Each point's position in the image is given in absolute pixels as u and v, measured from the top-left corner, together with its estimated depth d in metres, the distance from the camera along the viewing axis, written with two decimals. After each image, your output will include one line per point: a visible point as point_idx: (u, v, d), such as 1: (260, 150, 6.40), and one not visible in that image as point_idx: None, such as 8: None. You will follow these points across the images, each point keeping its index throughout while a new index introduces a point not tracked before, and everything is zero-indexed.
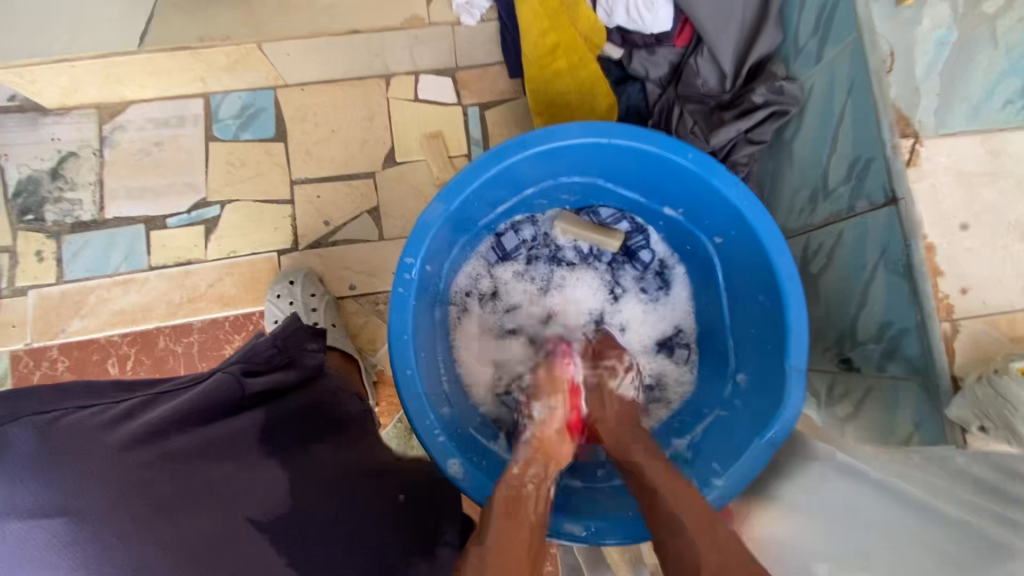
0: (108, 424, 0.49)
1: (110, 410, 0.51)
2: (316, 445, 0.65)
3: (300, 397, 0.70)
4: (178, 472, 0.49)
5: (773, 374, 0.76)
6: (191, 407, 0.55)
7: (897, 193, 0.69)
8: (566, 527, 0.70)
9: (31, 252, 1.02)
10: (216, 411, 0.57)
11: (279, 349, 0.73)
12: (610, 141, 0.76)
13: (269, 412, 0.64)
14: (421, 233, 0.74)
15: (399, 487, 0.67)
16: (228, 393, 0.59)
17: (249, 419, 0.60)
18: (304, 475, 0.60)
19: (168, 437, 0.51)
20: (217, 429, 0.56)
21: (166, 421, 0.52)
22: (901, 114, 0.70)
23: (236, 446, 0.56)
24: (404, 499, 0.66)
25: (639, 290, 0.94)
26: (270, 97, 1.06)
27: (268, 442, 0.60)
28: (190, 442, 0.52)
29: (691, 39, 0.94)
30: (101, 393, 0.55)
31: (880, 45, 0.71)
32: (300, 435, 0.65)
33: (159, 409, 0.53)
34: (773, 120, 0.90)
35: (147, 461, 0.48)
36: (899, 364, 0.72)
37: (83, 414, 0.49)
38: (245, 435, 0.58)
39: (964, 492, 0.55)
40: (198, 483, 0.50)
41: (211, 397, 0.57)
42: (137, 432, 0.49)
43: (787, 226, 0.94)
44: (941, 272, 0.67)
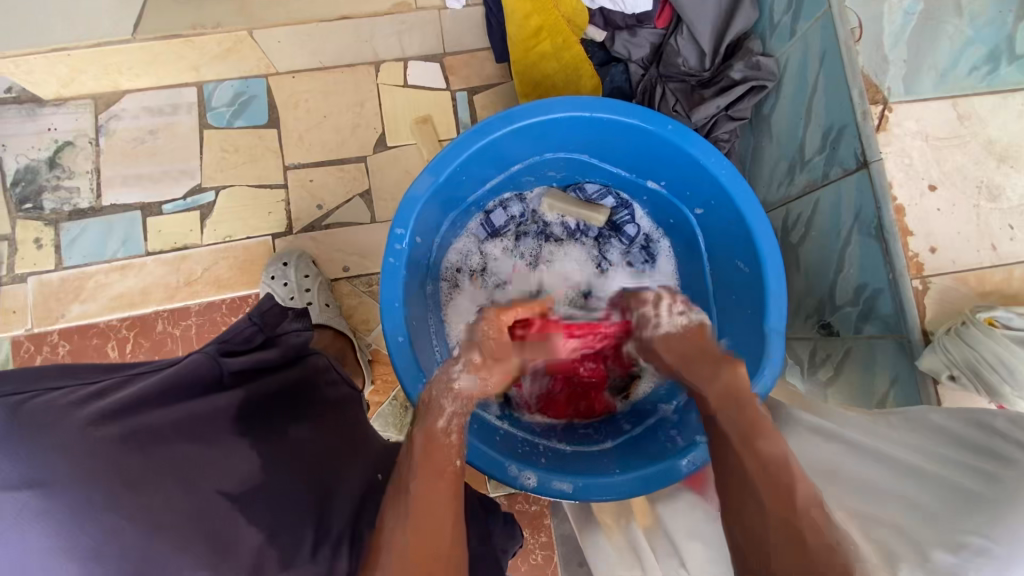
0: (76, 403, 0.50)
1: (81, 392, 0.51)
2: (296, 430, 0.70)
3: (279, 377, 0.73)
4: (148, 448, 0.51)
5: (754, 337, 0.78)
6: (167, 387, 0.56)
7: (868, 157, 0.72)
8: (555, 484, 0.71)
9: (29, 240, 1.04)
10: (193, 390, 0.60)
11: (259, 327, 0.76)
12: (592, 115, 0.78)
13: (247, 392, 0.67)
14: (409, 206, 0.77)
15: (376, 469, 0.77)
16: (204, 373, 0.62)
17: (226, 400, 0.63)
18: (270, 455, 0.63)
19: (140, 413, 0.53)
20: (190, 407, 0.58)
21: (139, 398, 0.53)
22: (869, 80, 0.73)
23: (210, 423, 0.59)
24: (380, 478, 0.75)
25: (626, 263, 0.97)
26: (263, 85, 1.08)
27: (241, 423, 0.63)
28: (164, 419, 0.54)
29: (670, 20, 0.98)
30: (76, 372, 0.55)
31: (849, 17, 0.74)
32: (275, 416, 0.69)
33: (134, 387, 0.55)
34: (754, 95, 0.92)
35: (118, 437, 0.49)
36: (875, 324, 0.75)
37: (53, 394, 0.49)
38: (219, 415, 0.60)
39: (948, 453, 0.57)
40: (167, 457, 0.52)
41: (187, 377, 0.59)
42: (107, 410, 0.50)
43: (769, 199, 0.96)
44: (910, 232, 0.70)
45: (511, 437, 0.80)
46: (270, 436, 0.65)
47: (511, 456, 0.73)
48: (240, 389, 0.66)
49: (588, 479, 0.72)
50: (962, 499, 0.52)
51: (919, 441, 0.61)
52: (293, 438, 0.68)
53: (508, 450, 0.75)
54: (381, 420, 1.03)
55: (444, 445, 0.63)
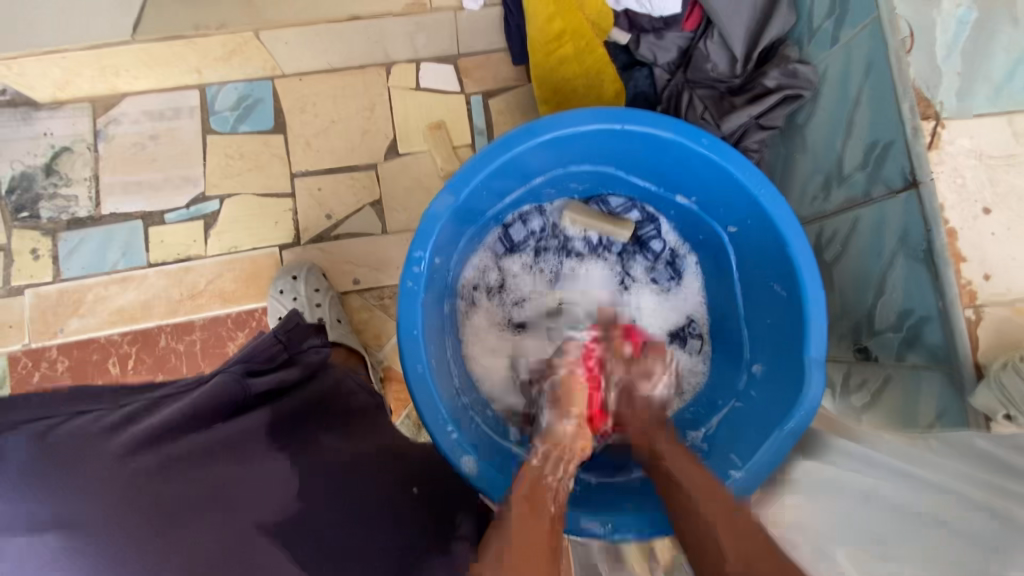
0: (106, 430, 0.47)
1: (110, 417, 0.49)
2: (327, 437, 0.65)
3: (300, 393, 0.70)
4: (184, 476, 0.48)
5: (791, 365, 0.74)
6: (197, 409, 0.54)
7: (918, 177, 0.67)
8: (583, 523, 0.69)
9: (26, 250, 0.99)
10: (218, 412, 0.57)
11: (284, 344, 0.75)
12: (621, 127, 0.74)
13: (274, 409, 0.64)
14: (429, 226, 0.72)
15: (412, 481, 0.66)
16: (229, 394, 0.60)
17: (253, 419, 0.60)
18: (309, 471, 0.58)
19: (169, 441, 0.50)
20: (220, 430, 0.55)
21: (169, 424, 0.50)
22: (920, 94, 0.69)
23: (243, 445, 0.55)
24: (416, 493, 0.66)
25: (650, 280, 0.93)
26: (269, 87, 1.03)
27: (273, 440, 0.59)
28: (197, 443, 0.51)
29: (699, 23, 0.92)
30: (94, 399, 0.52)
31: (900, 26, 0.70)
32: (304, 429, 0.64)
33: (161, 411, 0.52)
34: (784, 106, 0.88)
35: (151, 466, 0.46)
36: (919, 353, 0.71)
37: (79, 421, 0.47)
38: (249, 435, 0.57)
39: (992, 477, 0.52)
40: (205, 483, 0.49)
41: (213, 398, 0.57)
42: (138, 437, 0.47)
43: (801, 213, 0.92)
44: (963, 258, 0.65)
45: None
46: (302, 450, 0.60)
47: None
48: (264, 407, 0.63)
49: (617, 517, 0.69)
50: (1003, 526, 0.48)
51: (954, 462, 0.56)
52: (325, 450, 0.63)
53: None
54: None
55: (543, 487, 0.60)
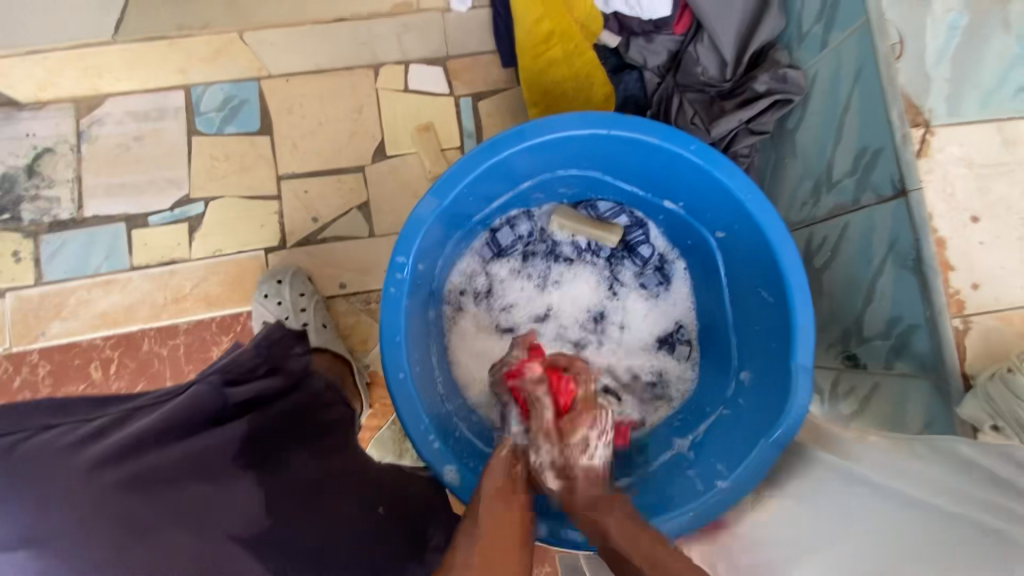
0: (76, 444, 0.47)
1: (81, 430, 0.49)
2: (298, 455, 0.64)
3: (283, 403, 0.70)
4: (154, 491, 0.48)
5: (779, 373, 0.73)
6: (172, 420, 0.54)
7: (906, 184, 0.67)
8: (565, 533, 0.68)
9: (7, 253, 0.98)
10: (196, 423, 0.57)
11: (263, 355, 0.75)
12: (609, 132, 0.73)
13: (256, 419, 0.63)
14: (412, 231, 0.72)
15: (378, 501, 0.66)
16: (207, 405, 0.59)
17: (234, 429, 0.59)
18: (284, 486, 0.57)
19: (142, 453, 0.49)
20: (198, 440, 0.55)
21: (141, 435, 0.50)
22: (910, 102, 0.67)
23: (222, 457, 0.55)
24: (383, 513, 0.66)
25: (639, 285, 0.92)
26: (254, 88, 1.01)
27: (252, 452, 0.58)
28: (171, 455, 0.51)
29: (690, 25, 0.91)
30: (74, 410, 0.53)
31: (889, 30, 0.69)
32: (285, 443, 0.64)
33: (136, 423, 0.52)
34: (774, 111, 0.87)
35: (120, 480, 0.46)
36: (908, 362, 0.70)
37: (51, 434, 0.47)
38: (227, 447, 0.56)
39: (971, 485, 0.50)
40: (176, 498, 0.48)
41: (188, 409, 0.57)
42: (108, 451, 0.47)
43: (790, 218, 0.91)
44: (952, 267, 0.65)
45: None
46: (280, 464, 0.60)
47: None
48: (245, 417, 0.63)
49: None
50: (983, 536, 0.46)
51: (936, 471, 0.54)
52: (303, 466, 0.62)
53: None
54: (380, 445, 0.98)
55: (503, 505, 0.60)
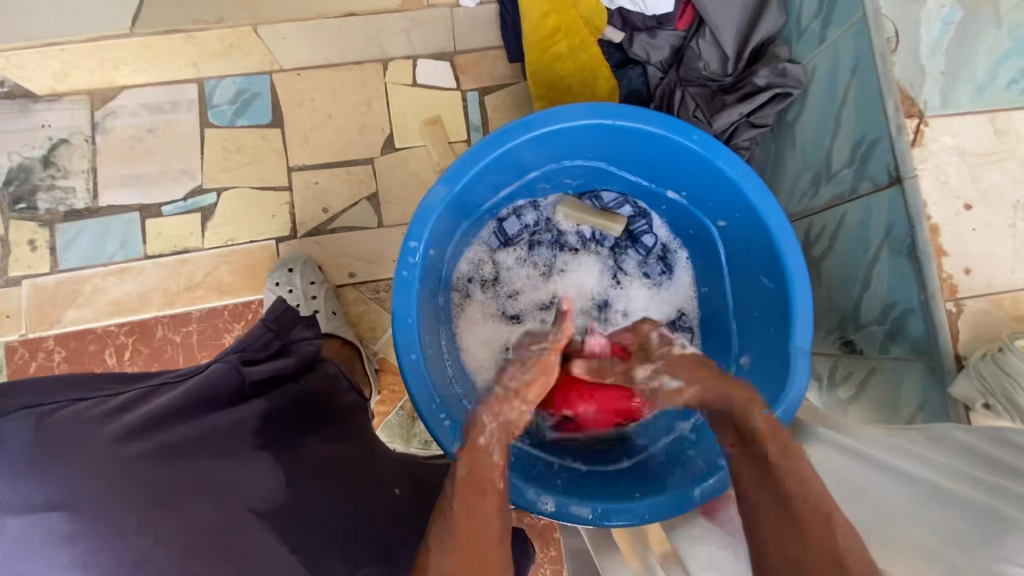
0: (102, 418, 0.49)
1: (105, 405, 0.51)
2: (314, 442, 0.66)
3: (293, 389, 0.71)
4: (175, 464, 0.49)
5: (778, 356, 0.76)
6: (190, 398, 0.56)
7: (902, 173, 0.69)
8: (572, 509, 0.70)
9: (23, 241, 1.00)
10: (213, 402, 0.59)
11: (273, 334, 0.76)
12: (614, 123, 0.75)
13: (268, 402, 0.65)
14: (424, 217, 0.74)
15: (394, 483, 0.70)
16: (224, 384, 0.61)
17: (246, 410, 0.61)
18: (296, 467, 0.60)
19: (163, 429, 0.51)
20: (213, 421, 0.57)
21: (162, 413, 0.52)
22: (905, 93, 0.70)
23: (235, 439, 0.57)
24: (399, 493, 0.69)
25: (642, 274, 0.95)
26: (266, 81, 1.04)
27: (264, 434, 0.60)
28: (189, 432, 0.53)
29: (692, 22, 0.94)
30: (96, 386, 0.54)
31: (885, 26, 0.71)
32: (296, 427, 0.66)
33: (158, 401, 0.54)
34: (776, 103, 0.89)
35: (145, 452, 0.48)
36: (903, 345, 0.72)
37: (78, 407, 0.49)
38: (241, 428, 0.58)
39: (977, 471, 0.53)
40: (196, 472, 0.50)
41: (206, 389, 0.58)
42: (133, 426, 0.49)
43: (790, 209, 0.93)
44: (945, 252, 0.67)
45: (526, 457, 0.77)
46: (289, 448, 0.61)
47: (524, 480, 0.71)
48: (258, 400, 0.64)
49: (605, 504, 0.70)
50: (987, 519, 0.48)
51: (941, 457, 0.57)
52: (312, 450, 0.64)
53: (521, 472, 0.73)
54: (388, 431, 1.01)
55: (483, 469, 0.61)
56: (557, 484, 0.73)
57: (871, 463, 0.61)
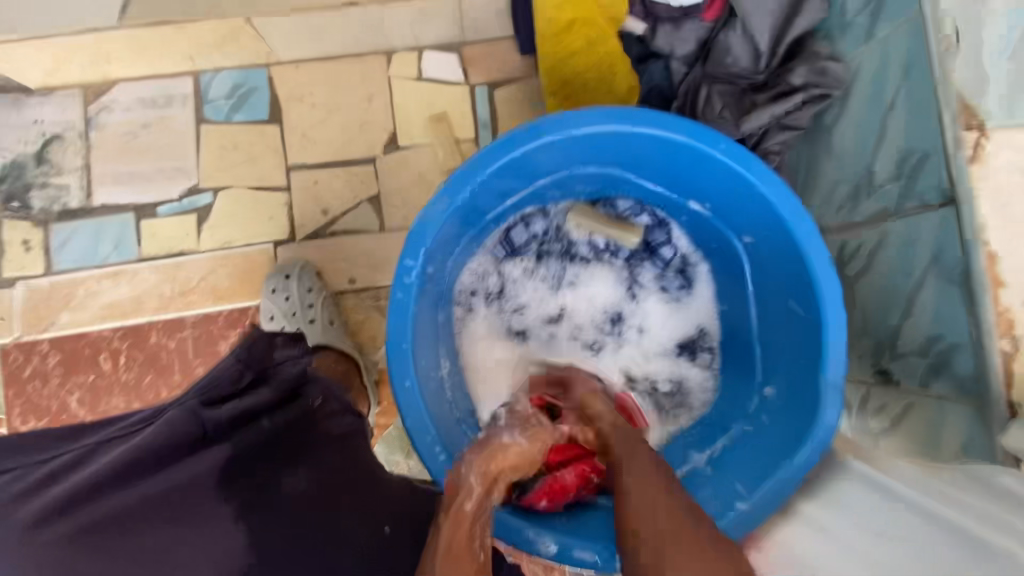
0: (26, 494, 0.47)
1: (41, 475, 0.50)
2: (292, 477, 0.59)
3: (270, 424, 0.64)
4: (99, 545, 0.46)
5: (805, 389, 0.69)
6: (125, 459, 0.51)
7: (957, 193, 0.61)
8: (576, 553, 0.66)
9: (17, 241, 0.97)
10: (160, 456, 0.53)
11: (245, 363, 0.72)
12: (632, 129, 0.68)
13: (235, 442, 0.59)
14: (422, 232, 0.68)
15: (385, 519, 0.62)
16: (182, 431, 0.57)
17: (206, 459, 0.56)
18: (264, 518, 0.53)
19: (94, 501, 0.48)
20: (159, 480, 0.52)
21: (97, 478, 0.49)
22: (964, 102, 0.61)
23: (186, 497, 0.52)
24: (389, 532, 0.61)
25: (660, 288, 0.88)
26: (264, 76, 0.98)
27: (225, 483, 0.54)
28: (123, 500, 0.49)
29: (721, 12, 0.85)
30: (43, 446, 0.54)
31: (944, 22, 0.62)
32: (273, 465, 0.59)
33: (91, 466, 0.51)
34: (811, 105, 0.81)
35: (62, 535, 0.45)
36: (946, 383, 0.65)
37: (2, 483, 0.48)
38: (192, 484, 0.53)
39: (1021, 523, 0.47)
40: (125, 550, 0.47)
41: (154, 444, 0.54)
42: (52, 502, 0.47)
43: (823, 221, 0.85)
44: (1003, 283, 0.59)
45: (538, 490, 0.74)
46: (258, 496, 0.55)
47: (528, 519, 0.67)
48: (223, 444, 0.58)
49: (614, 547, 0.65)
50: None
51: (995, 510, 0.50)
52: (290, 492, 0.57)
53: (525, 511, 0.69)
54: (387, 445, 0.97)
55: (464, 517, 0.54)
56: (561, 522, 0.69)
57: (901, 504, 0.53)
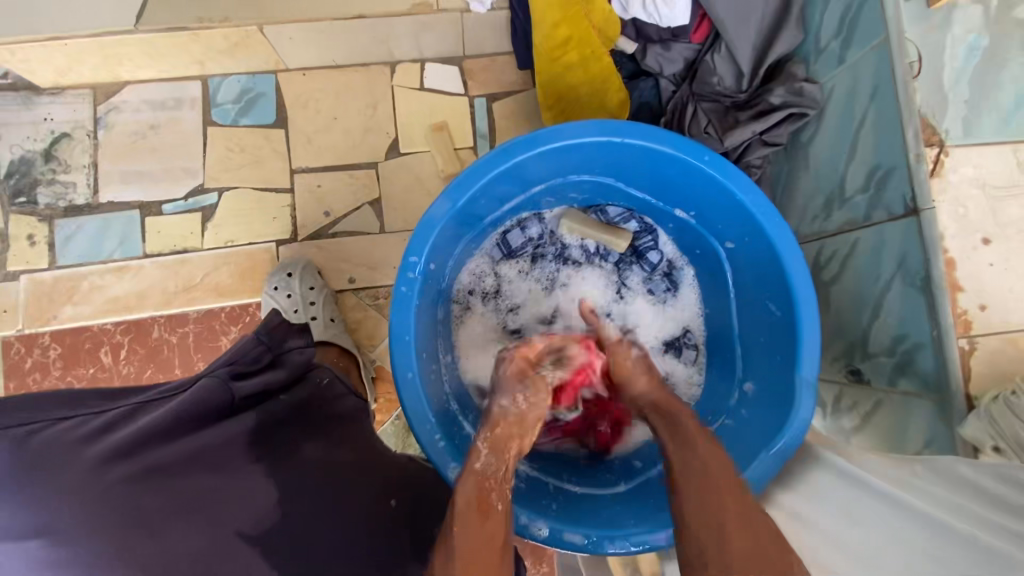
0: (86, 439, 0.48)
1: (90, 424, 0.50)
2: (307, 447, 0.63)
3: (286, 398, 0.69)
4: (160, 485, 0.48)
5: (782, 384, 0.74)
6: (177, 415, 0.53)
7: (919, 204, 0.67)
8: (567, 535, 0.69)
9: (22, 236, 0.99)
10: (200, 419, 0.56)
11: (266, 346, 0.73)
12: (623, 140, 0.73)
13: (260, 415, 0.63)
14: (425, 231, 0.72)
15: (390, 492, 0.65)
16: (215, 399, 0.58)
17: (238, 425, 0.59)
18: (295, 480, 0.58)
19: (148, 449, 0.50)
20: (199, 439, 0.54)
21: (149, 430, 0.50)
22: (926, 122, 0.67)
23: (222, 454, 0.55)
24: (394, 506, 0.64)
25: (646, 291, 0.93)
26: (271, 82, 1.03)
27: (256, 448, 0.58)
28: (174, 452, 0.51)
29: (707, 35, 0.91)
30: (79, 404, 0.52)
31: (908, 49, 0.69)
32: (292, 434, 0.64)
33: (146, 418, 0.52)
34: (790, 123, 0.87)
35: (128, 476, 0.47)
36: (912, 380, 0.70)
37: (61, 428, 0.48)
38: (228, 445, 0.56)
39: (974, 505, 0.50)
40: (184, 490, 0.49)
41: (193, 407, 0.55)
42: (117, 445, 0.48)
43: (800, 231, 0.91)
44: (960, 288, 0.65)
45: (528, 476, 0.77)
46: (283, 459, 0.59)
47: (521, 505, 0.71)
48: (249, 412, 0.62)
49: (602, 530, 0.69)
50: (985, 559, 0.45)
51: (945, 493, 0.53)
52: (308, 459, 0.62)
53: (519, 497, 0.72)
54: (383, 440, 0.99)
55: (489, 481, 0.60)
56: (552, 508, 0.73)
57: (874, 497, 0.57)
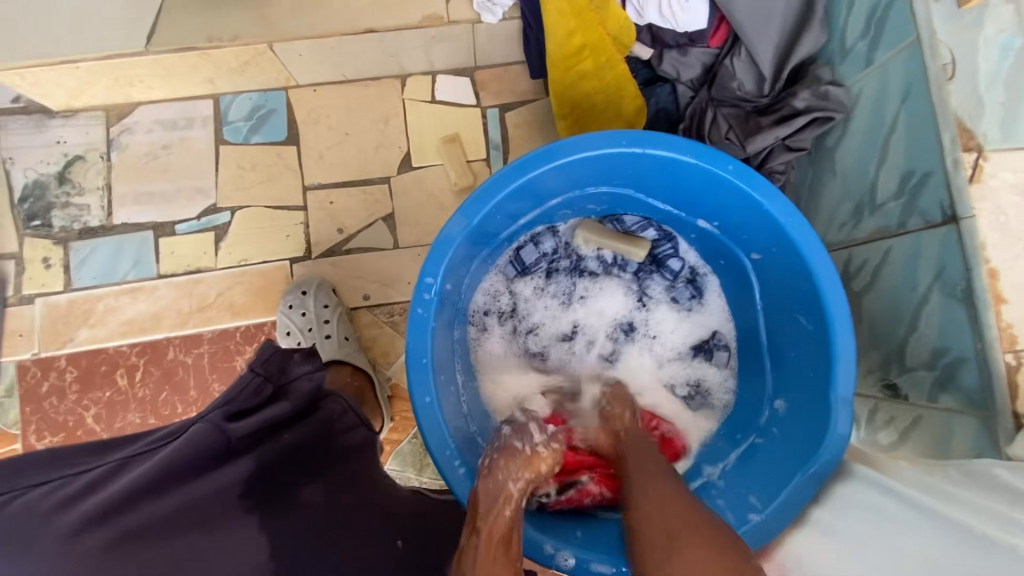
0: (56, 507, 0.47)
1: (65, 488, 0.49)
2: (309, 490, 0.62)
3: (291, 436, 0.66)
4: (140, 553, 0.47)
5: (816, 402, 0.71)
6: (163, 470, 0.52)
7: (958, 212, 0.64)
8: (593, 565, 0.67)
9: (37, 259, 0.99)
10: (191, 467, 0.55)
11: (265, 377, 0.68)
12: (644, 150, 0.71)
13: (260, 455, 0.61)
14: (440, 251, 0.70)
15: (396, 532, 0.64)
16: (206, 445, 0.57)
17: (236, 470, 0.58)
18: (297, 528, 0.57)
19: (130, 510, 0.49)
20: (189, 492, 0.54)
21: (129, 492, 0.50)
22: (962, 125, 0.64)
23: (211, 510, 0.54)
24: (400, 546, 0.62)
25: (669, 298, 0.90)
26: (282, 98, 1.02)
27: (250, 496, 0.57)
28: (160, 511, 0.50)
29: (726, 39, 0.89)
30: (57, 460, 0.52)
31: (941, 51, 0.66)
32: (294, 477, 0.62)
33: (126, 475, 0.52)
34: (816, 127, 0.84)
35: (105, 544, 0.46)
36: (954, 396, 0.67)
37: (31, 495, 0.47)
38: (220, 496, 0.55)
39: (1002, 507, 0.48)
40: (165, 556, 0.48)
41: (181, 455, 0.55)
42: (91, 512, 0.47)
43: (827, 239, 0.88)
44: (1004, 299, 0.61)
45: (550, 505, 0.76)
46: (283, 508, 0.58)
47: (544, 532, 0.69)
48: (251, 454, 0.61)
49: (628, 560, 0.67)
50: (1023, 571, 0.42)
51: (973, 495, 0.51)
52: (309, 504, 0.60)
53: (539, 523, 0.71)
54: (400, 459, 0.98)
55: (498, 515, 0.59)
56: (577, 537, 0.71)
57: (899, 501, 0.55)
